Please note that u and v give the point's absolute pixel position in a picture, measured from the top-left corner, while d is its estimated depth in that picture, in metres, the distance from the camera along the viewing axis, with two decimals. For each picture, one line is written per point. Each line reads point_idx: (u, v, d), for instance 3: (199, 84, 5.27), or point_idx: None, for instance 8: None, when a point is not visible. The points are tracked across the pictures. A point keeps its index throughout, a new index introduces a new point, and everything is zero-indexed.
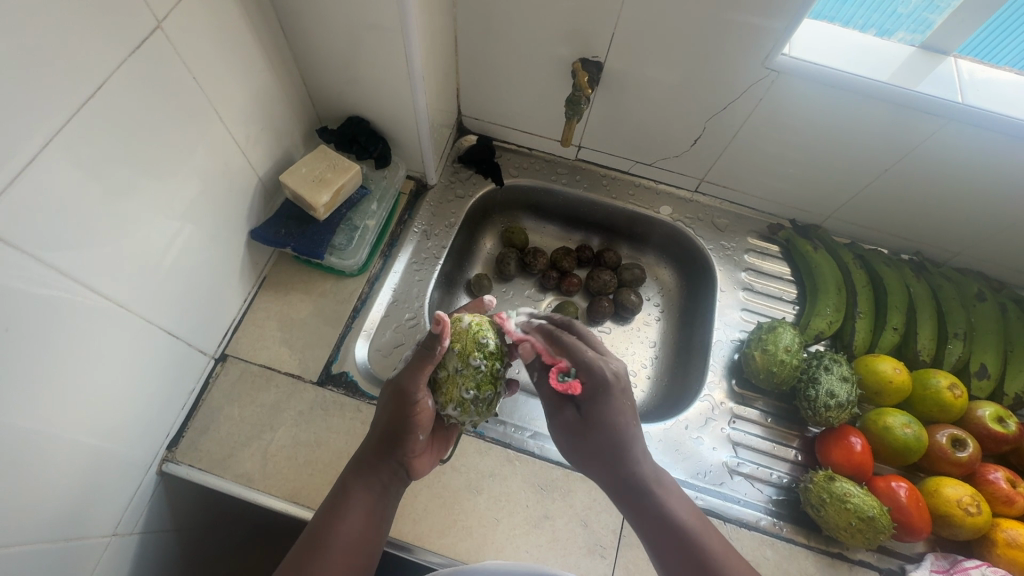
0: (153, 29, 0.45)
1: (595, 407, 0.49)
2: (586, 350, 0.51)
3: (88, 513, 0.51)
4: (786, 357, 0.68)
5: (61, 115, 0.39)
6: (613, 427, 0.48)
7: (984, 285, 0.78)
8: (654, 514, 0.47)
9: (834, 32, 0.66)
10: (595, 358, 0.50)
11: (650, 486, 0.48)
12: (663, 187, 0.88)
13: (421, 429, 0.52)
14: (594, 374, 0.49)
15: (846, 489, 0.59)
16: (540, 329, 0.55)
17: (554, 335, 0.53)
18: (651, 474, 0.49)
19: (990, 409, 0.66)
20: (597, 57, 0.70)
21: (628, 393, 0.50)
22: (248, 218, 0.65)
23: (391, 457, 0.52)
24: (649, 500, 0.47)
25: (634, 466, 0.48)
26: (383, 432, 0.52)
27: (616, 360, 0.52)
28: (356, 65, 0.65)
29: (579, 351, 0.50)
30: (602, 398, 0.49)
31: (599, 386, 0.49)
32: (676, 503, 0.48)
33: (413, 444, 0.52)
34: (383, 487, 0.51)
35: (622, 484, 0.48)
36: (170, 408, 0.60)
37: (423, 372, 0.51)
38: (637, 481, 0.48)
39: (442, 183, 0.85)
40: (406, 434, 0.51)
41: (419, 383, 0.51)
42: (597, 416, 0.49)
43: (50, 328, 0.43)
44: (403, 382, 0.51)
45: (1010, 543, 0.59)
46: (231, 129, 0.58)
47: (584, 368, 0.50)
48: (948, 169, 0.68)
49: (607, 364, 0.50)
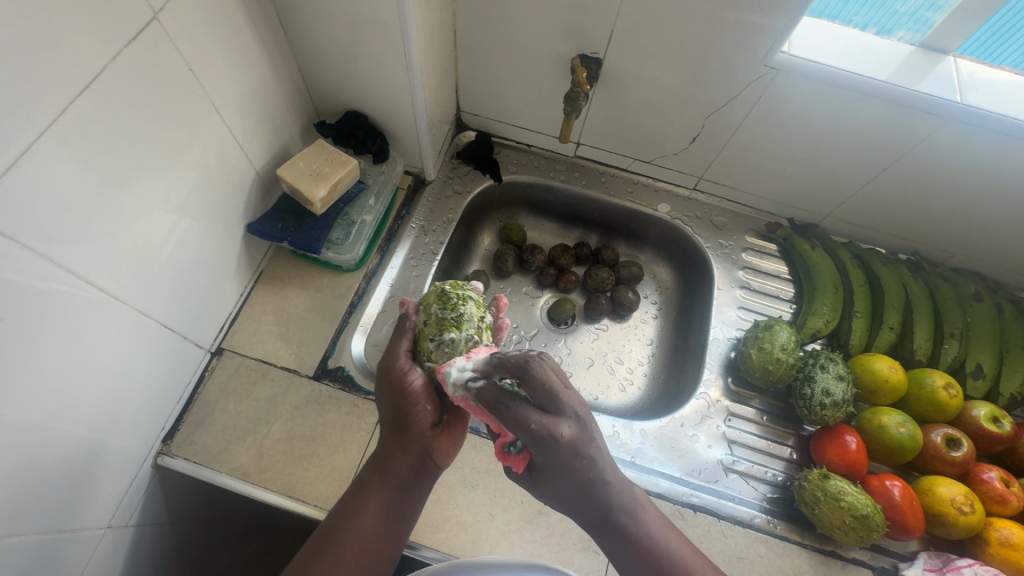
0: (150, 21, 0.45)
1: (547, 473, 0.44)
2: (532, 420, 0.42)
3: (83, 505, 0.51)
4: (782, 356, 0.68)
5: (58, 107, 0.39)
6: (570, 486, 0.44)
7: (980, 286, 0.78)
8: (622, 538, 0.46)
9: (835, 31, 0.66)
10: (542, 428, 0.42)
11: (615, 514, 0.45)
12: (661, 185, 0.88)
13: (421, 399, 0.51)
14: (541, 446, 0.42)
15: (840, 487, 0.60)
16: (478, 395, 0.45)
17: (497, 403, 0.43)
18: (619, 503, 0.45)
19: (985, 409, 0.66)
20: (597, 53, 0.70)
21: (585, 452, 0.43)
22: (245, 212, 0.65)
23: (406, 441, 0.50)
24: (616, 524, 0.46)
25: (604, 498, 0.45)
26: (390, 417, 0.52)
27: (570, 419, 0.43)
28: (353, 58, 0.65)
29: (524, 425, 0.42)
30: (552, 466, 0.43)
31: (548, 455, 0.43)
32: (645, 522, 0.46)
33: (422, 418, 0.51)
34: (402, 475, 0.50)
35: (586, 519, 0.46)
36: (165, 401, 0.60)
37: (401, 345, 0.54)
38: (601, 514, 0.45)
39: (440, 179, 0.85)
40: (410, 409, 0.50)
41: (400, 357, 0.53)
42: (551, 476, 0.44)
43: (48, 319, 0.43)
44: (384, 364, 0.53)
45: (1003, 543, 0.59)
46: (228, 122, 0.58)
47: (533, 441, 0.42)
48: (947, 167, 0.68)
49: (557, 432, 0.42)
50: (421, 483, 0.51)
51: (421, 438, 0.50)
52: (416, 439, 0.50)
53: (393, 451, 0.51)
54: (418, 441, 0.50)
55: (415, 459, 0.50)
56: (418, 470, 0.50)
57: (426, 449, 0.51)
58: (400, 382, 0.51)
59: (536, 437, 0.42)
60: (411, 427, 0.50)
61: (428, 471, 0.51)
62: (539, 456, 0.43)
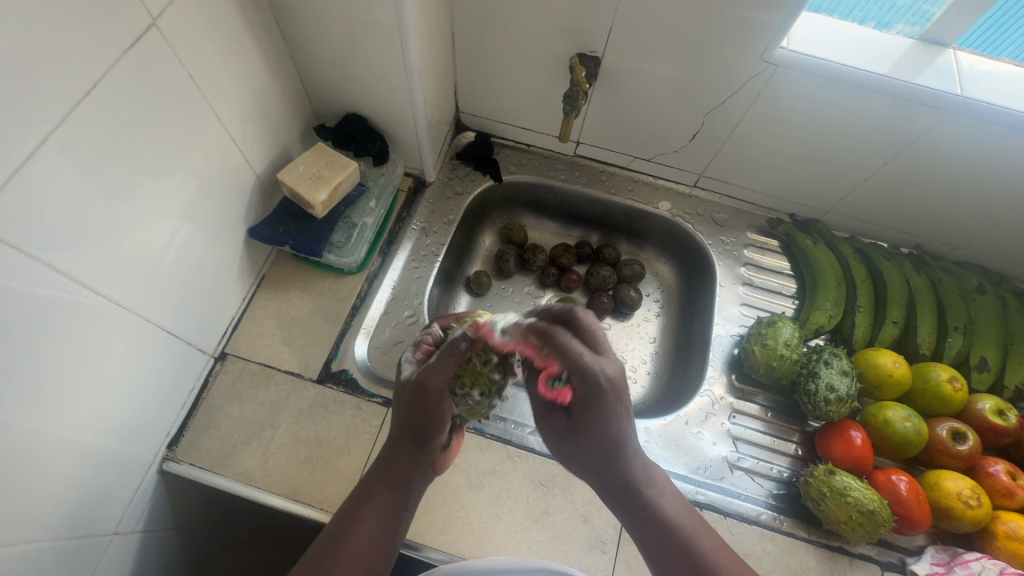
0: (148, 27, 0.45)
1: (588, 411, 0.46)
2: (582, 351, 0.44)
3: (90, 511, 0.51)
4: (785, 352, 0.68)
5: (57, 115, 0.39)
6: (605, 439, 0.47)
7: (983, 279, 0.78)
8: (646, 511, 0.48)
9: (833, 25, 0.66)
10: (592, 364, 0.44)
11: (640, 486, 0.49)
12: (661, 183, 0.88)
13: (446, 423, 0.51)
14: (586, 382, 0.45)
15: (846, 482, 0.59)
16: (530, 329, 0.45)
17: (547, 334, 0.44)
18: (642, 476, 0.49)
19: (991, 402, 0.66)
20: (595, 52, 0.70)
21: (622, 397, 0.46)
22: (247, 216, 0.65)
23: (418, 455, 0.52)
24: (639, 497, 0.49)
25: (626, 471, 0.49)
26: (410, 433, 0.51)
27: (612, 359, 0.46)
28: (351, 61, 0.65)
29: (574, 356, 0.44)
30: (594, 407, 0.46)
31: (591, 392, 0.45)
32: (666, 501, 0.49)
33: (439, 438, 0.52)
34: (408, 484, 0.51)
35: (613, 487, 0.49)
36: (170, 407, 0.60)
37: (449, 370, 0.48)
38: (627, 483, 0.49)
39: (440, 180, 0.85)
40: (434, 431, 0.51)
41: (443, 383, 0.49)
42: (589, 420, 0.47)
43: (52, 326, 0.43)
44: (426, 383, 0.48)
45: (1011, 536, 0.59)
46: (228, 127, 0.58)
47: (580, 375, 0.44)
48: (947, 160, 0.68)
49: (601, 367, 0.45)
50: (420, 493, 0.53)
51: (431, 453, 0.53)
52: (427, 454, 0.52)
53: (402, 461, 0.52)
54: (430, 455, 0.53)
55: (420, 470, 0.52)
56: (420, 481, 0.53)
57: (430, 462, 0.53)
58: (438, 407, 0.49)
59: (585, 371, 0.44)
60: (428, 444, 0.52)
61: (427, 479, 0.54)
62: (583, 392, 0.45)
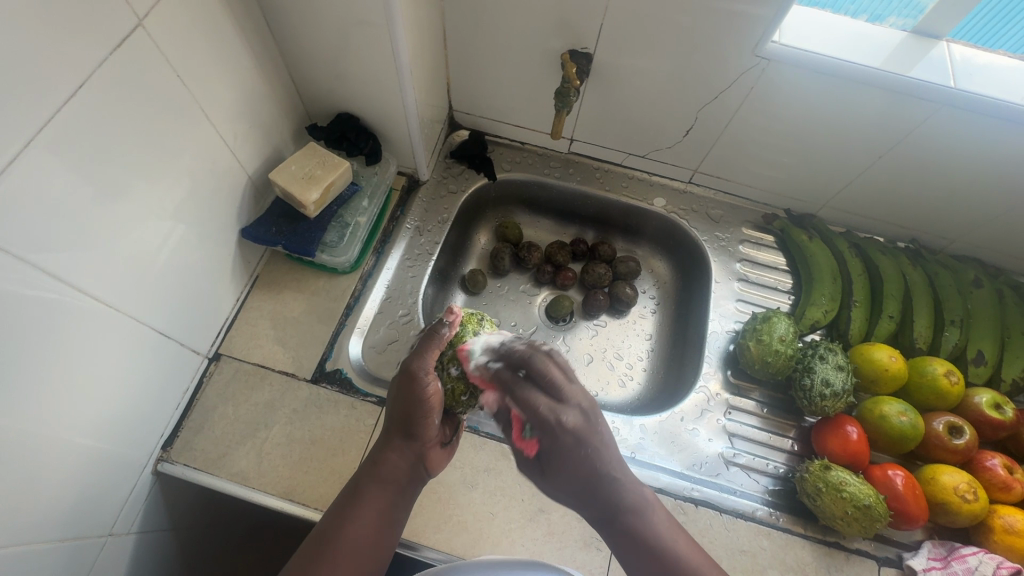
0: (135, 27, 0.45)
1: (556, 459, 0.48)
2: (540, 403, 0.49)
3: (84, 513, 0.51)
4: (781, 347, 0.68)
5: (42, 117, 0.39)
6: (576, 474, 0.47)
7: (980, 272, 0.77)
8: (629, 536, 0.48)
9: (826, 18, 0.65)
10: (549, 412, 0.48)
11: (626, 511, 0.48)
12: (656, 179, 0.88)
13: (434, 413, 0.52)
14: (546, 429, 0.48)
15: (841, 478, 0.59)
16: (495, 375, 0.52)
17: (508, 385, 0.50)
18: (627, 502, 0.48)
19: (987, 395, 0.66)
20: (587, 48, 0.70)
21: (590, 440, 0.48)
22: (239, 217, 0.65)
23: (407, 447, 0.52)
24: (624, 523, 0.48)
25: (610, 495, 0.48)
26: (399, 422, 0.52)
27: (574, 407, 0.49)
28: (342, 60, 0.65)
29: (530, 407, 0.49)
30: (560, 452, 0.48)
31: (551, 438, 0.48)
32: (657, 520, 0.49)
33: (428, 430, 0.52)
34: (398, 480, 0.51)
35: (597, 512, 0.49)
36: (164, 408, 0.60)
37: (430, 353, 0.52)
38: (613, 507, 0.48)
39: (434, 179, 0.85)
40: (421, 420, 0.51)
41: (425, 366, 0.51)
42: (558, 464, 0.48)
43: (45, 328, 0.43)
44: (409, 366, 0.51)
45: (1008, 530, 0.59)
46: (219, 127, 0.58)
47: (537, 421, 0.48)
48: (942, 153, 0.68)
49: (560, 417, 0.48)
50: (412, 490, 0.53)
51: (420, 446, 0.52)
52: (416, 447, 0.52)
53: (392, 454, 0.52)
54: (421, 452, 0.53)
55: (411, 466, 0.52)
56: (411, 477, 0.52)
57: (422, 457, 0.53)
58: (423, 394, 0.51)
59: (542, 418, 0.48)
60: (416, 435, 0.52)
61: (420, 478, 0.53)
62: (545, 441, 0.48)
